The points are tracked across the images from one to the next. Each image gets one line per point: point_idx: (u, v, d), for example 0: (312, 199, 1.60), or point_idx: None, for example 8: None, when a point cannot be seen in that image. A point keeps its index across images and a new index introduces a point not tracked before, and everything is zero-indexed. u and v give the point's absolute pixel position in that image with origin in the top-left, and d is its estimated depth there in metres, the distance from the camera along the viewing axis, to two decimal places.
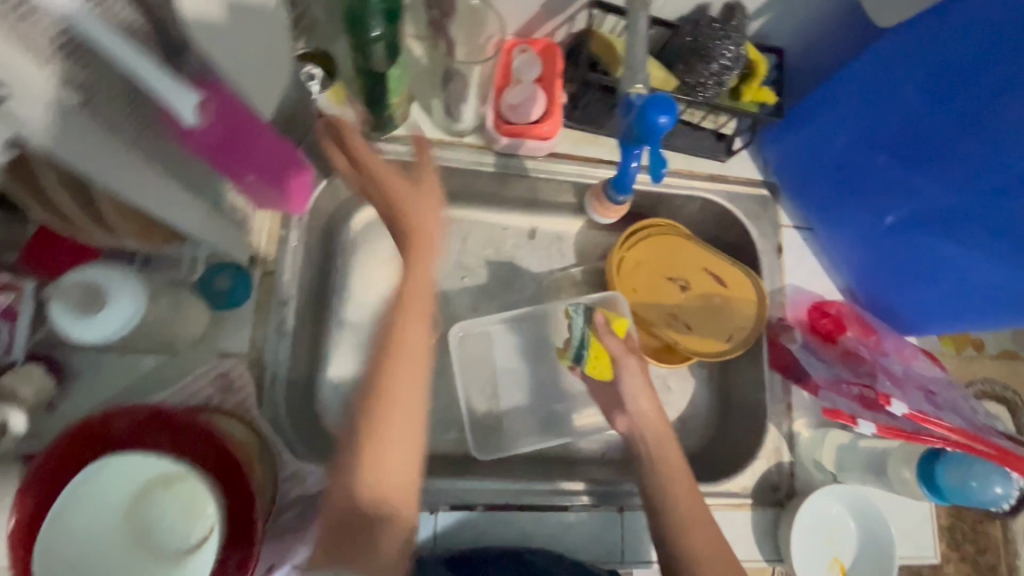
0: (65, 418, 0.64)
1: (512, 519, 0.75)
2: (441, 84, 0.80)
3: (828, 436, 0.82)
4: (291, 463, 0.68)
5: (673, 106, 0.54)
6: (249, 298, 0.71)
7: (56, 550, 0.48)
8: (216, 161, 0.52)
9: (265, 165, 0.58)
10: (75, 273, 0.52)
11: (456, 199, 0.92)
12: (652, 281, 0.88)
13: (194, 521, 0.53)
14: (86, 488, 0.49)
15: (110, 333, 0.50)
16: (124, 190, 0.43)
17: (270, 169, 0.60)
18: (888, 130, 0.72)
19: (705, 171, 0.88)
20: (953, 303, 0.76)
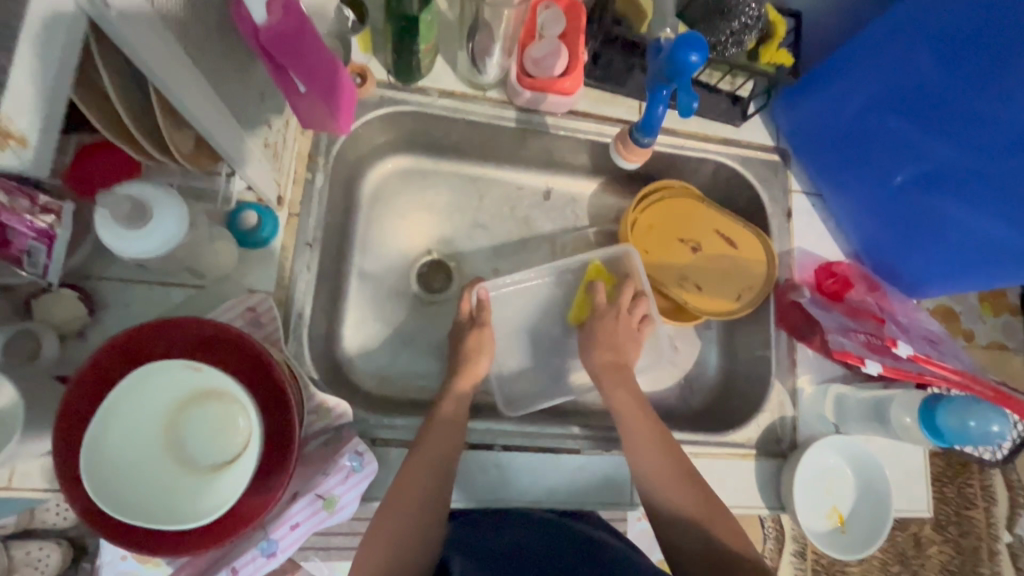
0: (95, 345, 0.65)
1: (527, 460, 0.77)
2: (467, 37, 0.82)
3: (829, 392, 0.85)
4: (316, 396, 0.70)
5: (704, 44, 0.58)
6: (275, 239, 0.72)
7: (101, 453, 0.49)
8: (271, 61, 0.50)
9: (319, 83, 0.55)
10: (123, 187, 0.53)
11: (474, 157, 0.93)
12: (665, 243, 0.90)
13: (229, 438, 0.55)
14: (133, 392, 0.51)
15: (155, 247, 0.53)
16: (176, 94, 0.45)
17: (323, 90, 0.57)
18: (899, 88, 0.74)
19: (719, 135, 0.90)
20: (956, 260, 0.78)
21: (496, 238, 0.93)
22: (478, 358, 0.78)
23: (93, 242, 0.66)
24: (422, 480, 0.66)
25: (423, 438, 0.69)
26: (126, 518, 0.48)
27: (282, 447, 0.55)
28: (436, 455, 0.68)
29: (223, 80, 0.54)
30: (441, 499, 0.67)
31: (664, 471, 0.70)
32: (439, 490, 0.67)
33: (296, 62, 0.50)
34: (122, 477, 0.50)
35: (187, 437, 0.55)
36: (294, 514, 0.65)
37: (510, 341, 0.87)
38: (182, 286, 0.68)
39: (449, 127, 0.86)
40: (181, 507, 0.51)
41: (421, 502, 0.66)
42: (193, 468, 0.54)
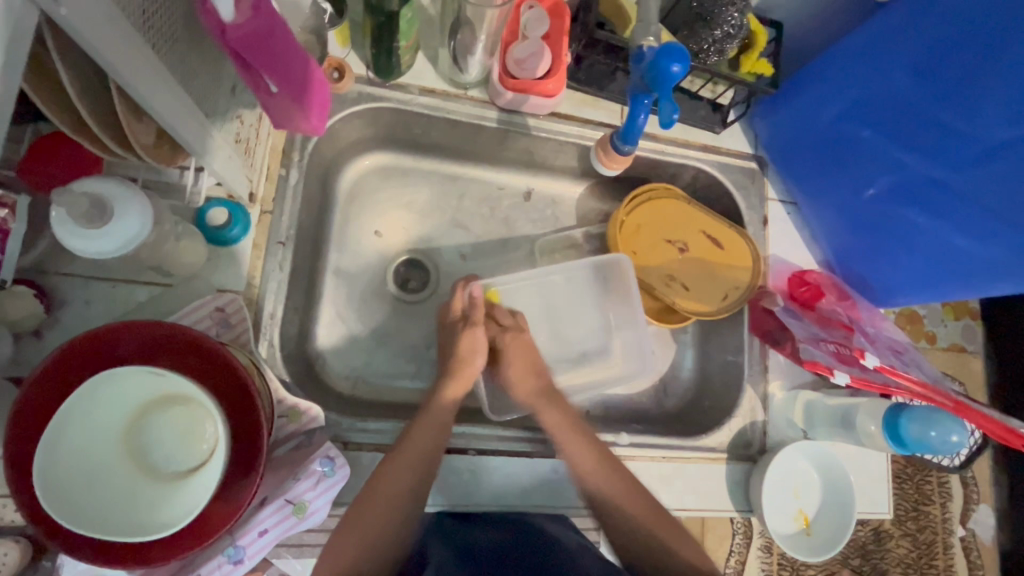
0: (53, 344, 0.63)
1: (504, 465, 0.77)
2: (449, 34, 0.80)
3: (798, 397, 0.86)
4: (287, 399, 0.69)
5: (686, 56, 0.58)
6: (246, 237, 0.70)
7: (57, 467, 0.47)
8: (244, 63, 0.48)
9: (295, 79, 0.53)
10: (79, 183, 0.51)
11: (454, 156, 0.91)
12: (651, 243, 0.91)
13: (195, 446, 0.53)
14: (86, 401, 0.49)
15: (115, 247, 0.50)
16: (139, 91, 0.43)
17: (300, 87, 0.55)
18: (873, 103, 0.75)
19: (700, 141, 0.91)
20: (923, 272, 0.80)
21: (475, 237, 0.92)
22: (472, 358, 0.76)
23: (51, 237, 0.63)
24: (394, 486, 0.66)
25: (399, 445, 0.67)
26: (80, 529, 0.46)
27: (246, 456, 0.54)
28: (407, 458, 0.66)
29: (190, 74, 0.52)
30: (409, 504, 0.66)
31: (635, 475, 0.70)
32: (410, 497, 0.66)
33: (266, 63, 0.48)
34: (77, 485, 0.48)
35: (150, 445, 0.53)
36: (263, 520, 0.64)
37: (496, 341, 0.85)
38: (146, 284, 0.66)
39: (429, 125, 0.85)
40: (140, 516, 0.49)
41: (387, 509, 0.65)
42: (156, 477, 0.52)
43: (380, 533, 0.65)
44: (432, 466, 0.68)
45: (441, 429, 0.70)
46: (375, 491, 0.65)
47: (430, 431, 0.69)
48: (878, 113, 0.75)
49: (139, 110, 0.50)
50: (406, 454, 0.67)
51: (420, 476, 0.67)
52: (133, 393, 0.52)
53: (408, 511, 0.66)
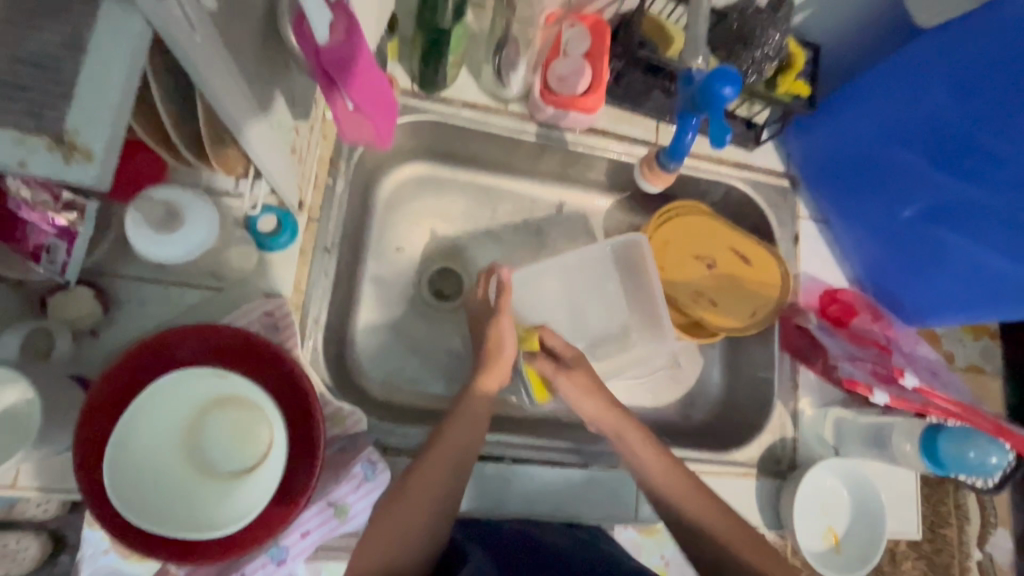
0: (109, 343, 0.64)
1: (535, 473, 0.77)
2: (494, 51, 0.83)
3: (828, 414, 0.87)
4: (331, 403, 0.70)
5: (739, 79, 0.59)
6: (294, 244, 0.71)
7: (125, 468, 0.49)
8: (326, 79, 0.50)
9: (370, 96, 0.55)
10: (154, 191, 0.53)
11: (491, 168, 0.93)
12: (679, 260, 0.92)
13: (252, 445, 0.55)
14: (151, 405, 0.51)
15: (186, 253, 0.53)
16: (222, 102, 0.45)
17: (373, 103, 0.57)
18: (913, 126, 0.76)
19: (733, 158, 0.92)
20: (960, 294, 0.80)
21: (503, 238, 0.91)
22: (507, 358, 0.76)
23: (112, 239, 0.65)
24: (430, 490, 0.65)
25: (436, 441, 0.67)
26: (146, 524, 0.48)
27: (302, 459, 0.55)
28: (443, 455, 0.66)
29: (260, 87, 0.54)
30: (443, 511, 0.65)
31: (672, 486, 0.70)
32: (446, 503, 0.66)
33: (351, 83, 0.50)
34: (143, 482, 0.50)
35: (209, 444, 0.54)
36: (305, 521, 0.65)
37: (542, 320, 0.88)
38: (199, 287, 0.67)
39: (468, 138, 0.87)
40: (199, 514, 0.51)
41: (422, 515, 0.64)
42: (214, 476, 0.54)
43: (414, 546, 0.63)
44: (466, 467, 0.68)
45: (479, 427, 0.71)
46: (409, 499, 0.64)
47: (467, 427, 0.69)
48: (918, 136, 0.76)
49: (213, 120, 0.52)
50: (441, 453, 0.66)
51: (454, 481, 0.66)
52: (192, 397, 0.54)
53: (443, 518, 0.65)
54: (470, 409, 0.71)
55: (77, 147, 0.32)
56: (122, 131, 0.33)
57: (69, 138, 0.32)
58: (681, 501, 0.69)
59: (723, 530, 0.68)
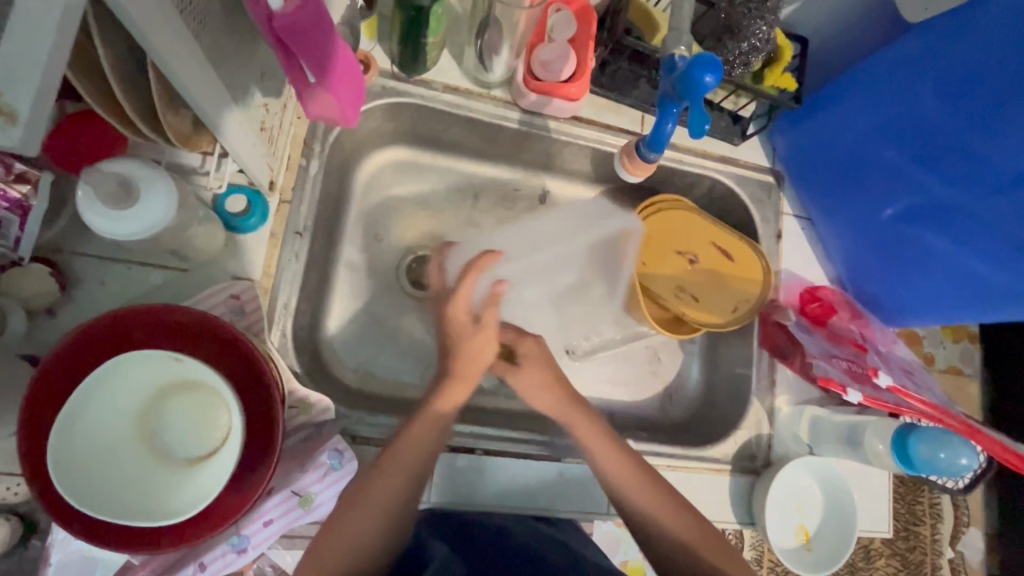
0: (66, 323, 0.62)
1: (508, 465, 0.76)
2: (476, 33, 0.80)
3: (804, 412, 0.87)
4: (299, 390, 0.68)
5: (719, 67, 0.58)
6: (264, 226, 0.69)
7: (71, 452, 0.47)
8: (285, 51, 0.48)
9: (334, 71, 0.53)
10: (107, 163, 0.51)
11: (473, 155, 0.91)
12: (661, 254, 0.91)
13: (209, 429, 0.53)
14: (100, 387, 0.49)
15: (139, 230, 0.50)
16: (176, 72, 0.43)
17: (338, 79, 0.55)
18: (898, 125, 0.75)
19: (718, 152, 0.91)
20: (938, 294, 0.81)
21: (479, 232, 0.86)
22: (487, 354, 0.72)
23: (70, 215, 0.63)
24: (391, 487, 0.63)
25: (402, 435, 0.65)
26: (91, 511, 0.46)
27: (263, 447, 0.54)
28: (409, 449, 0.65)
29: (224, 60, 0.51)
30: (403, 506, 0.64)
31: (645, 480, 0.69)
32: (407, 499, 0.64)
33: (310, 55, 0.49)
34: (90, 466, 0.48)
35: (164, 428, 0.53)
36: (268, 509, 0.63)
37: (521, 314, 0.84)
38: (162, 267, 0.65)
39: (450, 123, 0.85)
40: (150, 502, 0.49)
41: (381, 510, 0.63)
42: (169, 462, 0.52)
43: (368, 540, 0.62)
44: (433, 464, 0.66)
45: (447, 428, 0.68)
46: (367, 494, 0.63)
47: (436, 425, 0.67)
48: (902, 135, 0.75)
49: (172, 92, 0.50)
50: (410, 446, 0.65)
51: (419, 478, 0.65)
52: (146, 379, 0.52)
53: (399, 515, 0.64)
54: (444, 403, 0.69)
55: (2, 109, 0.30)
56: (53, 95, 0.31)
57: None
58: (652, 497, 0.68)
59: (686, 528, 0.68)
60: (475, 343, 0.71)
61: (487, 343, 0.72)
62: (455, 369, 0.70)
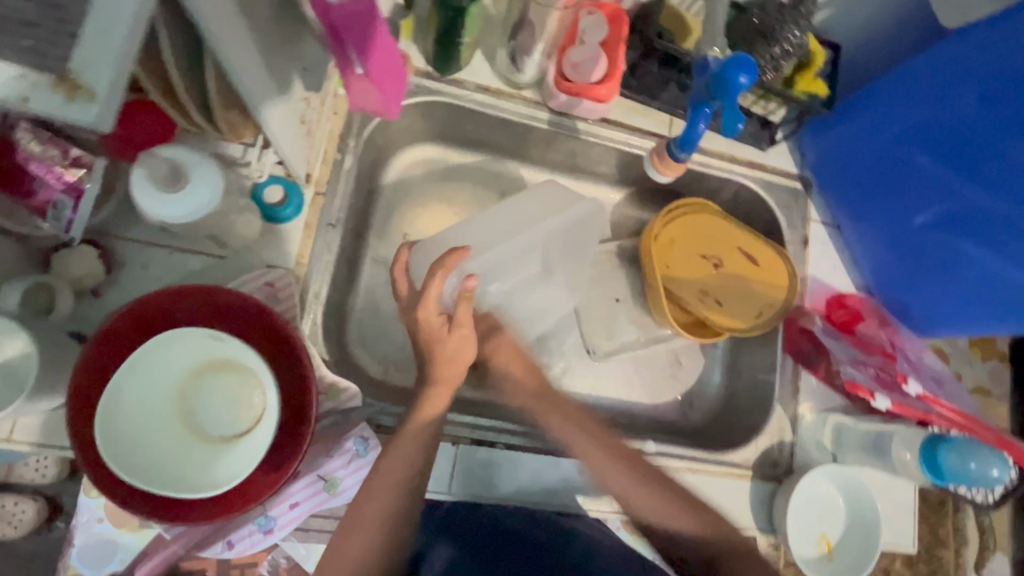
0: (109, 304, 0.64)
1: (528, 461, 0.77)
2: (510, 35, 0.82)
3: (828, 419, 0.86)
4: (327, 377, 0.70)
5: (754, 67, 0.58)
6: (299, 217, 0.71)
7: (116, 423, 0.49)
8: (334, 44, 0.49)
9: (378, 63, 0.54)
10: (161, 148, 0.53)
11: (501, 155, 0.92)
12: (686, 257, 0.91)
13: (244, 409, 0.55)
14: (144, 362, 0.51)
15: (186, 214, 0.53)
16: (230, 59, 0.45)
17: (382, 71, 0.56)
18: (931, 132, 0.74)
19: (746, 157, 0.91)
20: (971, 304, 0.79)
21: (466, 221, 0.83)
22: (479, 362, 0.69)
23: (118, 200, 0.65)
24: (380, 494, 0.61)
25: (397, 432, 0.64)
26: (135, 482, 0.48)
27: (297, 427, 0.55)
28: (409, 438, 0.63)
29: (272, 52, 0.53)
30: (398, 511, 0.62)
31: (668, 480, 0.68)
32: (405, 506, 0.62)
33: (360, 44, 0.50)
34: (133, 440, 0.50)
35: (200, 408, 0.54)
36: (294, 492, 0.65)
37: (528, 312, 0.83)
38: (201, 254, 0.67)
39: (479, 122, 0.86)
40: (188, 476, 0.51)
41: (378, 520, 0.60)
42: (205, 438, 0.54)
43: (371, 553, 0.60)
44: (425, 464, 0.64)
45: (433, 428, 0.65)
46: (359, 507, 0.61)
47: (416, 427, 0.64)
48: (935, 142, 0.74)
49: (223, 82, 0.52)
50: (412, 437, 0.63)
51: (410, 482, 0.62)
52: (186, 357, 0.54)
53: (394, 525, 0.61)
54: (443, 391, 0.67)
55: (81, 86, 0.32)
56: (125, 75, 0.33)
57: (72, 77, 0.32)
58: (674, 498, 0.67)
59: (713, 526, 0.65)
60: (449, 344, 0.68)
61: (463, 345, 0.68)
62: (432, 373, 0.67)
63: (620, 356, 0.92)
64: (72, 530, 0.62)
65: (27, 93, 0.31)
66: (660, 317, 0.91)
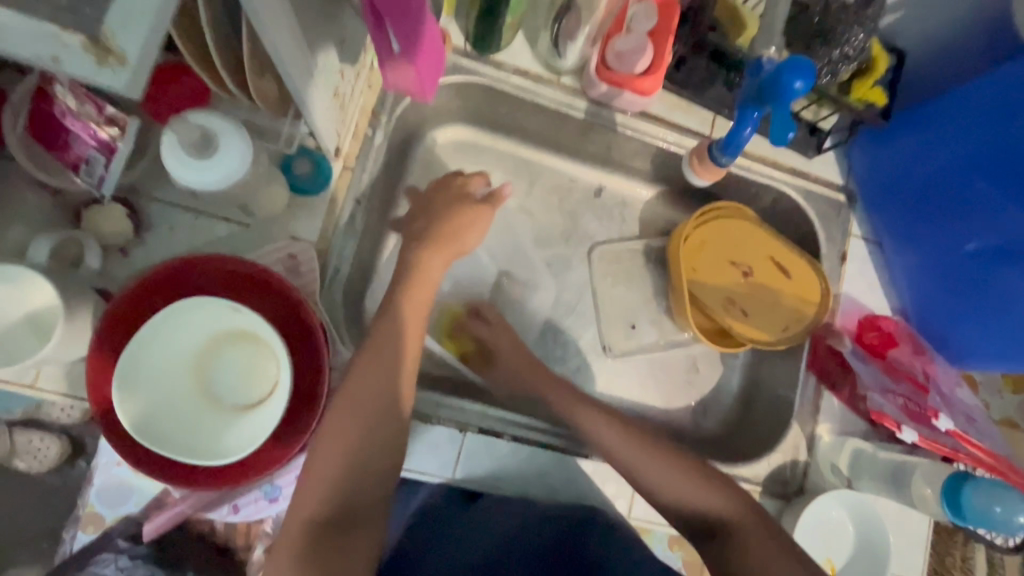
0: (136, 263, 0.65)
1: (536, 453, 0.76)
2: (554, 18, 0.79)
3: (847, 444, 0.82)
4: (342, 354, 0.69)
5: (811, 72, 0.55)
6: (326, 190, 0.70)
7: (134, 383, 0.49)
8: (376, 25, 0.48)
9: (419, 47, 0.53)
10: (192, 114, 0.53)
11: (534, 141, 0.90)
12: (714, 263, 0.88)
13: (258, 381, 0.57)
14: (166, 327, 0.52)
15: (213, 181, 0.52)
16: (266, 28, 0.43)
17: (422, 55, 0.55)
18: (998, 154, 0.69)
19: (790, 164, 0.87)
20: (1018, 338, 0.75)
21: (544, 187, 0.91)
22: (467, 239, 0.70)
23: (151, 161, 0.66)
24: (339, 444, 0.54)
25: (354, 372, 0.57)
26: (143, 440, 0.49)
27: (307, 404, 0.56)
28: (414, 359, 0.59)
29: (307, 22, 0.52)
30: (362, 464, 0.54)
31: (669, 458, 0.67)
32: (384, 443, 0.55)
33: (400, 27, 0.49)
34: (147, 399, 0.51)
35: (216, 376, 0.56)
36: (302, 465, 0.66)
37: (575, 305, 0.90)
38: (227, 221, 0.67)
39: (514, 106, 0.84)
40: (194, 441, 0.52)
41: (338, 470, 0.53)
42: (218, 406, 0.55)
43: (331, 514, 0.51)
44: (399, 416, 0.56)
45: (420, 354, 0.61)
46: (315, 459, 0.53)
47: (382, 371, 0.57)
48: (1001, 165, 0.69)
49: (259, 50, 0.51)
50: (411, 364, 0.59)
51: (377, 430, 0.55)
52: (206, 325, 0.55)
53: (358, 482, 0.54)
54: (392, 330, 0.60)
55: (113, 51, 0.31)
56: (161, 40, 0.32)
57: (106, 41, 0.31)
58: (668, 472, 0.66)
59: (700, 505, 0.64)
60: (434, 264, 0.66)
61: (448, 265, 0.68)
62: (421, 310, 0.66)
63: (639, 354, 0.90)
64: (94, 470, 0.63)
65: (61, 55, 0.31)
66: (682, 321, 0.89)
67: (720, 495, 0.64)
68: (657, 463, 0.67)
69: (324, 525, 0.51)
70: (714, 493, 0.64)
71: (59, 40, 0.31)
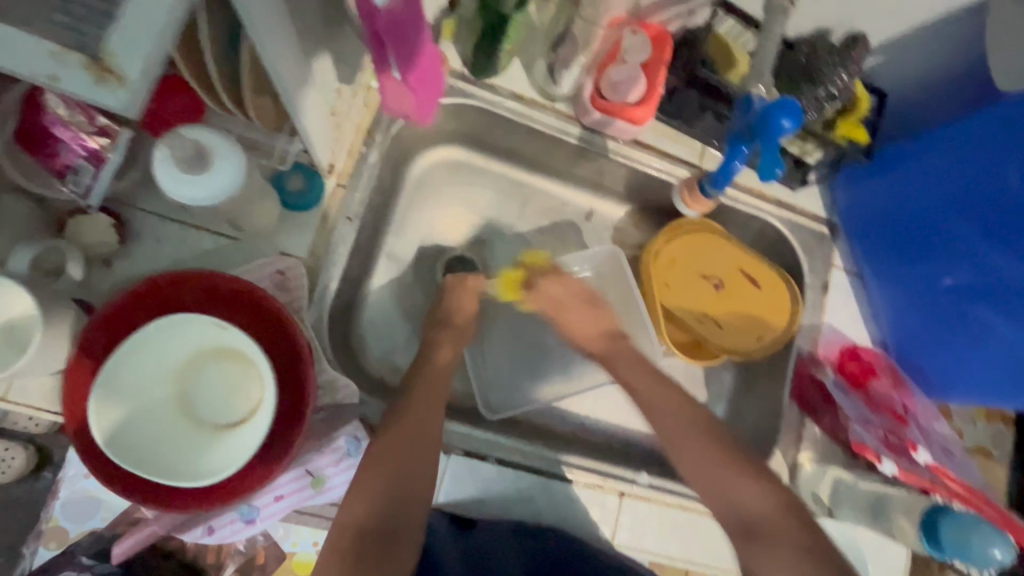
0: (118, 274, 0.64)
1: (518, 477, 0.75)
2: (551, 46, 0.81)
3: (828, 472, 0.82)
4: (329, 372, 0.68)
5: (799, 112, 0.57)
6: (318, 207, 0.70)
7: (109, 403, 0.49)
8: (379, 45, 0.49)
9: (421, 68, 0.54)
10: (187, 128, 0.53)
11: (527, 164, 0.91)
12: (685, 279, 0.89)
13: (240, 400, 0.55)
14: (145, 345, 0.51)
15: (201, 199, 0.52)
16: (267, 48, 0.44)
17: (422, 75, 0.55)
18: (974, 202, 0.72)
19: (775, 196, 0.89)
20: (995, 372, 0.77)
21: (537, 217, 0.92)
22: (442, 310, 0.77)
23: (140, 172, 0.65)
24: (385, 467, 0.61)
25: (389, 420, 0.65)
26: (120, 461, 0.48)
27: (288, 424, 0.55)
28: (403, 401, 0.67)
29: (309, 44, 0.53)
30: (405, 487, 0.62)
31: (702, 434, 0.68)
32: (414, 477, 0.62)
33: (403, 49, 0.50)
34: (127, 420, 0.50)
35: (199, 392, 0.55)
36: (280, 486, 0.64)
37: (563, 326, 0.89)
38: (215, 234, 0.66)
39: (509, 128, 0.85)
40: (174, 460, 0.51)
41: (383, 485, 0.61)
42: (199, 425, 0.54)
43: (375, 523, 0.59)
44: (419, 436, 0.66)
45: (412, 394, 0.69)
46: (360, 480, 0.61)
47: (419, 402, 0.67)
48: (975, 211, 0.72)
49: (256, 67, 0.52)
50: (403, 402, 0.67)
51: (414, 469, 0.62)
52: (189, 341, 0.54)
53: (396, 503, 0.61)
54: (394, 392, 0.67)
55: (113, 71, 0.32)
56: (161, 55, 0.33)
57: (105, 60, 0.32)
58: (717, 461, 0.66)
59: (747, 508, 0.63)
60: None
61: (441, 324, 0.77)
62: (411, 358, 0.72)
63: None
64: (59, 483, 0.62)
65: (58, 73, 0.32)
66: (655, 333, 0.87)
67: (771, 495, 0.62)
68: (735, 473, 0.64)
69: (369, 531, 0.59)
70: (760, 492, 0.63)
71: (56, 57, 0.32)
